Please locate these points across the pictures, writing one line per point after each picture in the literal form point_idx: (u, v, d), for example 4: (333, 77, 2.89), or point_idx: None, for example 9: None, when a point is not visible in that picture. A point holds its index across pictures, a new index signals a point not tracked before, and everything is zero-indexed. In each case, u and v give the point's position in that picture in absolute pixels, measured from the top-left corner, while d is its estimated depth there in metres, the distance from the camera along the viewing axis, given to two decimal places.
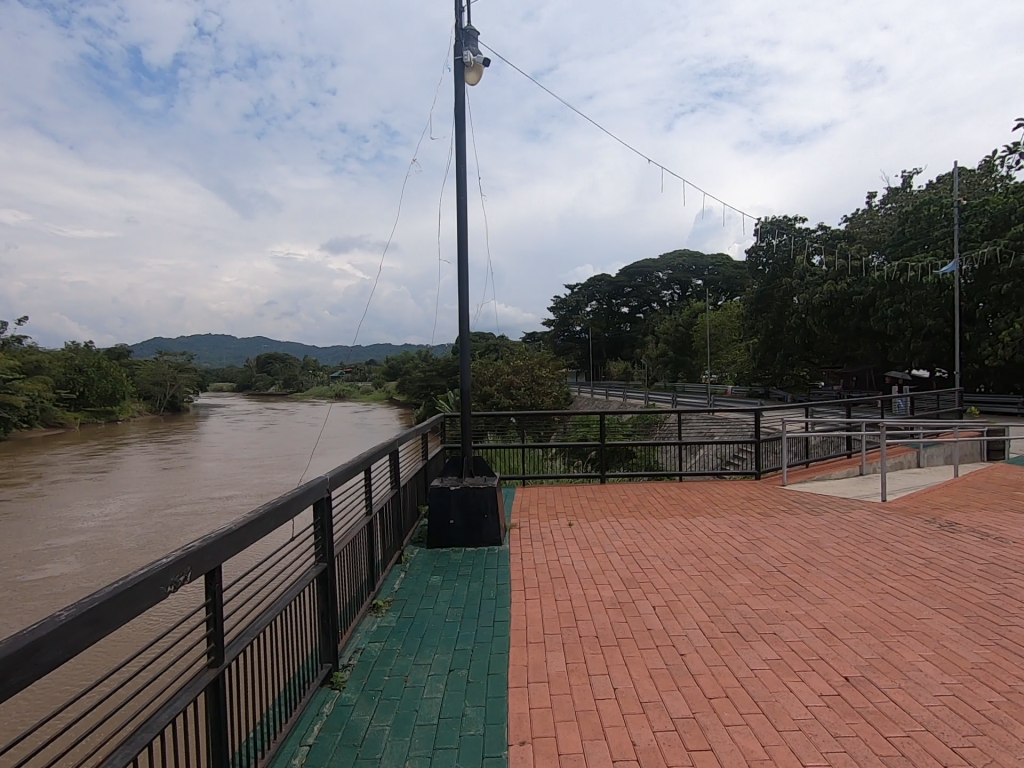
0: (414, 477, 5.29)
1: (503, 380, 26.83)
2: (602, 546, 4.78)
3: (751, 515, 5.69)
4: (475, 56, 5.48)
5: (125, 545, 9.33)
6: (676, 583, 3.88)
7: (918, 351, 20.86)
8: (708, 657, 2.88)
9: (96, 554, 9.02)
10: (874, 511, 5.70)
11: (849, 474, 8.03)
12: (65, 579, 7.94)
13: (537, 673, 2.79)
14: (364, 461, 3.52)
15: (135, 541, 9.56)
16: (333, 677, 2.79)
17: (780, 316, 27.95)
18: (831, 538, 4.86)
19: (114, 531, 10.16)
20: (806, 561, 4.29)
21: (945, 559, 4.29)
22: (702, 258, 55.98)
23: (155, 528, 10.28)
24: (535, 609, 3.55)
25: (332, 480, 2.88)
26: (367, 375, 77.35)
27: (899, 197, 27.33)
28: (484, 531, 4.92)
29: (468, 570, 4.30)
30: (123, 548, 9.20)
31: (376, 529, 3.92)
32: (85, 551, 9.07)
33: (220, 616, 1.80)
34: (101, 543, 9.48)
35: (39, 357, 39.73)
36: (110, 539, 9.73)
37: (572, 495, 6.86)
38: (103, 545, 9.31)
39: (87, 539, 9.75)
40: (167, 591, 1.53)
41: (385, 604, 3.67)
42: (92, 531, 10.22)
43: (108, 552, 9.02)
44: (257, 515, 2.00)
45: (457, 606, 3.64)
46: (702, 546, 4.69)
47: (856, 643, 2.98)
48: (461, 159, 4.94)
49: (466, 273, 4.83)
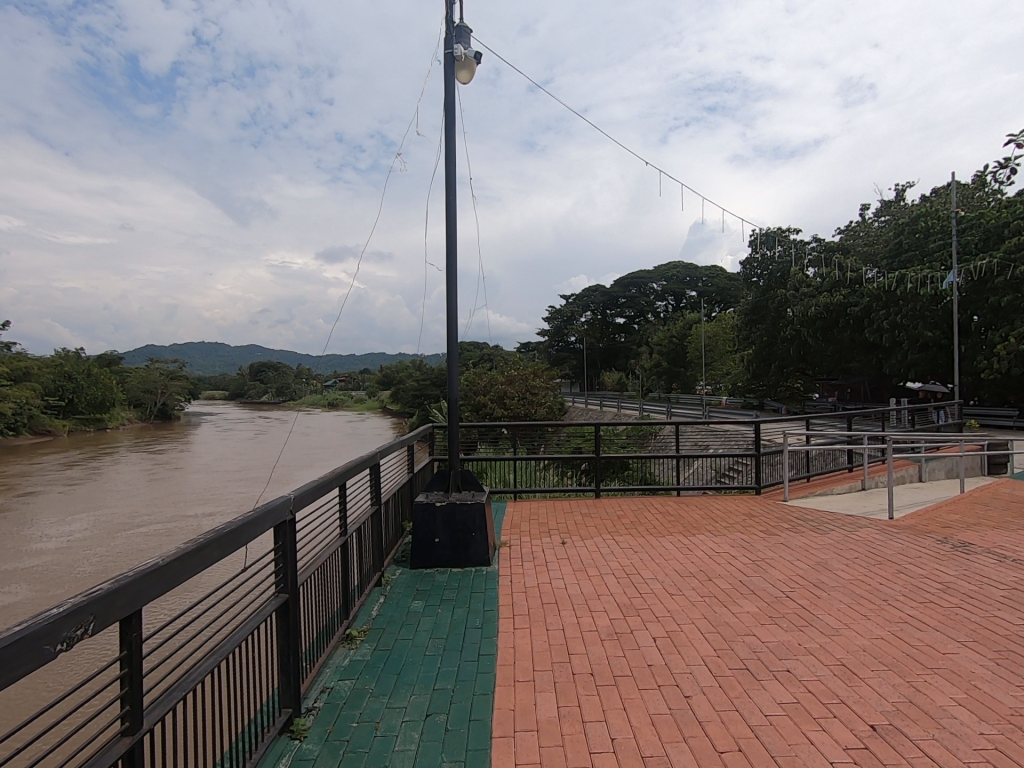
0: (398, 491, 4.98)
1: (497, 389, 26.60)
2: (597, 567, 4.48)
3: (754, 533, 5.39)
4: (466, 51, 5.25)
5: (82, 570, 8.81)
6: (680, 610, 3.59)
7: (915, 363, 20.85)
8: (716, 700, 2.58)
9: (50, 580, 8.50)
10: (881, 529, 5.44)
11: (852, 488, 7.76)
12: (13, 609, 7.42)
13: (525, 720, 2.48)
14: (337, 474, 3.20)
15: (94, 565, 9.06)
16: (294, 724, 2.45)
17: (775, 327, 27.89)
18: (840, 559, 4.58)
19: (74, 554, 9.64)
20: (816, 586, 3.99)
21: (963, 584, 4.01)
22: (696, 270, 56.25)
23: (117, 551, 9.75)
24: (524, 640, 3.24)
25: (296, 500, 2.57)
26: (361, 384, 77.28)
27: (894, 209, 27.34)
28: (471, 550, 4.60)
29: (453, 595, 3.99)
30: (78, 574, 8.68)
31: (352, 550, 3.59)
32: (38, 578, 8.55)
33: (138, 671, 1.48)
34: (58, 568, 8.92)
35: (28, 364, 39.07)
36: (68, 562, 9.23)
37: (565, 511, 6.54)
38: (59, 571, 8.78)
39: (45, 563, 9.24)
40: (53, 652, 1.21)
41: (360, 634, 3.34)
42: (52, 553, 9.71)
43: (63, 578, 8.51)
44: (192, 547, 1.69)
45: (440, 636, 3.33)
46: (704, 568, 4.40)
47: (880, 684, 2.68)
48: (449, 159, 4.70)
49: (455, 276, 4.57)
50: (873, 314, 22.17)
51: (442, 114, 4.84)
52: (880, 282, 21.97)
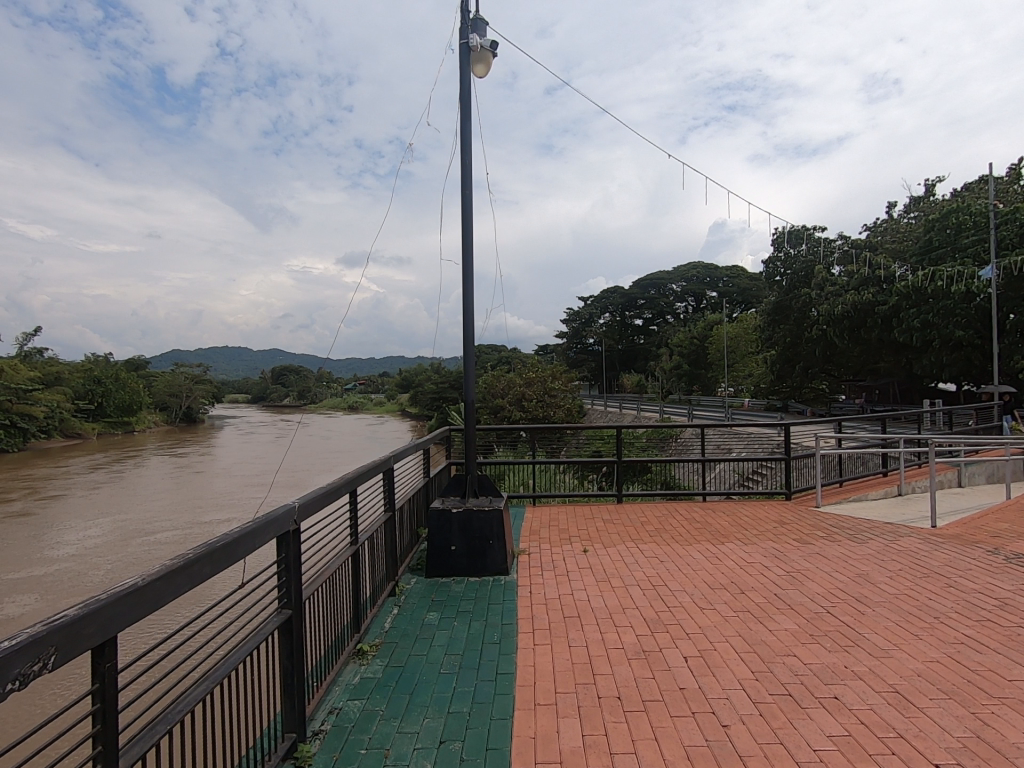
0: (413, 496, 4.82)
1: (515, 392, 26.47)
2: (621, 578, 4.25)
3: (787, 542, 5.10)
4: (482, 41, 5.08)
5: (90, 580, 8.73)
6: (712, 626, 3.35)
7: (947, 364, 20.18)
8: (758, 732, 2.34)
9: (57, 590, 8.42)
10: (924, 538, 5.12)
11: (888, 494, 7.38)
12: (22, 617, 7.37)
13: (546, 750, 2.27)
14: (348, 480, 3.04)
15: (103, 574, 8.98)
16: (298, 750, 2.27)
17: (799, 328, 27.56)
18: (883, 572, 4.28)
19: (85, 563, 9.59)
20: (859, 601, 3.71)
21: (1021, 600, 3.70)
22: (716, 270, 55.42)
23: (128, 561, 9.68)
24: (545, 657, 3.04)
25: (302, 508, 2.40)
26: (381, 387, 78.13)
27: (923, 205, 26.55)
28: (489, 558, 4.41)
29: (470, 606, 3.80)
30: (87, 583, 8.62)
31: (364, 559, 3.42)
32: (47, 588, 8.50)
33: (111, 706, 1.32)
34: (66, 578, 8.86)
35: (59, 369, 40.13)
36: (78, 571, 9.17)
37: (586, 517, 6.30)
38: (67, 581, 8.71)
39: (57, 571, 9.21)
40: (1, 691, 1.05)
41: (372, 649, 3.17)
42: (64, 562, 9.68)
43: (72, 588, 8.43)
44: (169, 568, 1.52)
45: (455, 653, 3.14)
46: (736, 580, 4.15)
47: (942, 716, 2.41)
48: (465, 155, 4.56)
49: (471, 275, 4.39)
50: (901, 313, 21.51)
51: (458, 111, 4.70)
52: (909, 280, 21.29)
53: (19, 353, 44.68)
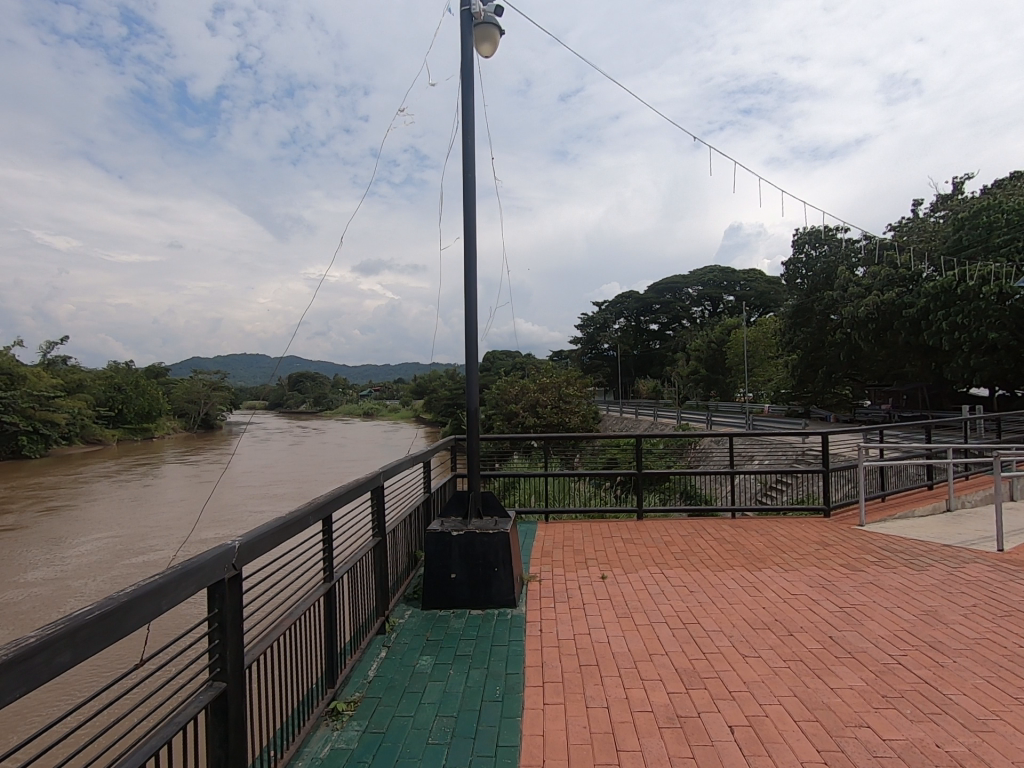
0: (408, 517, 4.26)
1: (529, 398, 25.85)
2: (646, 614, 3.66)
3: (834, 569, 4.47)
4: (484, 6, 4.58)
5: (67, 607, 8.38)
6: (759, 682, 2.76)
7: (978, 367, 19.19)
8: None
9: (32, 615, 8.08)
10: (993, 565, 4.47)
11: (936, 510, 6.68)
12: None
13: None
14: (318, 506, 2.52)
15: (79, 601, 8.58)
16: None
17: (821, 331, 26.59)
18: (954, 609, 3.64)
19: (64, 586, 9.22)
20: (933, 648, 3.08)
21: None
22: (734, 275, 54.35)
23: (108, 585, 9.27)
24: (558, 726, 2.47)
25: (245, 550, 1.87)
26: (396, 393, 78.31)
27: (952, 203, 25.45)
28: (494, 589, 3.87)
29: (470, 648, 3.26)
30: (64, 611, 8.24)
31: (342, 596, 2.88)
32: (23, 614, 8.15)
33: None
34: (43, 604, 8.49)
35: (81, 377, 40.51)
36: (55, 597, 8.79)
37: (603, 536, 5.71)
38: (44, 607, 8.37)
39: (34, 597, 8.82)
40: None
41: (348, 708, 2.64)
42: (43, 584, 9.32)
43: (41, 617, 7.96)
44: None
45: (447, 714, 2.60)
46: (781, 617, 3.55)
47: None
48: (467, 139, 4.10)
49: (473, 272, 3.88)
50: (930, 315, 20.42)
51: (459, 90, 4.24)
52: (938, 280, 20.21)
53: (43, 361, 45.42)
